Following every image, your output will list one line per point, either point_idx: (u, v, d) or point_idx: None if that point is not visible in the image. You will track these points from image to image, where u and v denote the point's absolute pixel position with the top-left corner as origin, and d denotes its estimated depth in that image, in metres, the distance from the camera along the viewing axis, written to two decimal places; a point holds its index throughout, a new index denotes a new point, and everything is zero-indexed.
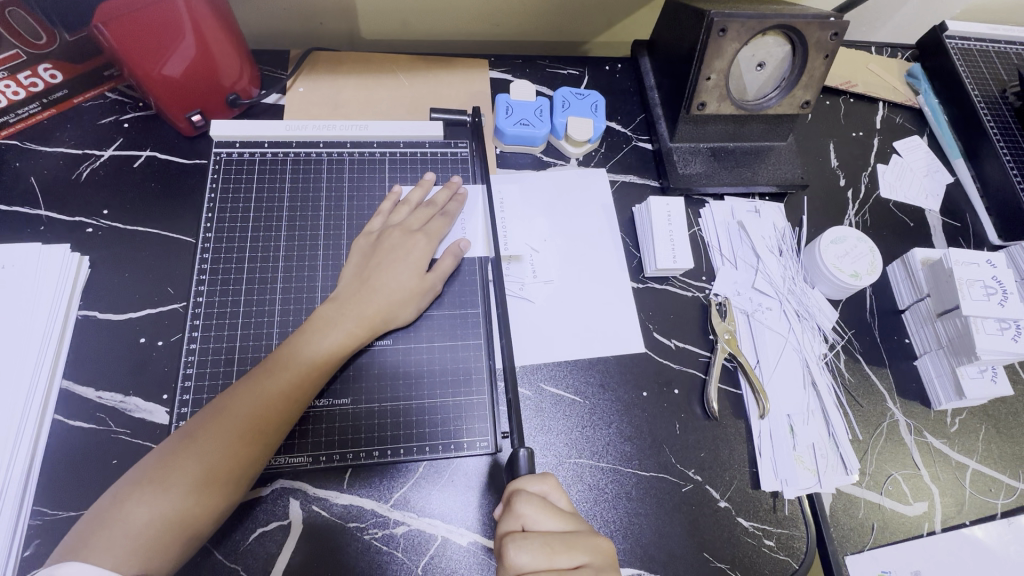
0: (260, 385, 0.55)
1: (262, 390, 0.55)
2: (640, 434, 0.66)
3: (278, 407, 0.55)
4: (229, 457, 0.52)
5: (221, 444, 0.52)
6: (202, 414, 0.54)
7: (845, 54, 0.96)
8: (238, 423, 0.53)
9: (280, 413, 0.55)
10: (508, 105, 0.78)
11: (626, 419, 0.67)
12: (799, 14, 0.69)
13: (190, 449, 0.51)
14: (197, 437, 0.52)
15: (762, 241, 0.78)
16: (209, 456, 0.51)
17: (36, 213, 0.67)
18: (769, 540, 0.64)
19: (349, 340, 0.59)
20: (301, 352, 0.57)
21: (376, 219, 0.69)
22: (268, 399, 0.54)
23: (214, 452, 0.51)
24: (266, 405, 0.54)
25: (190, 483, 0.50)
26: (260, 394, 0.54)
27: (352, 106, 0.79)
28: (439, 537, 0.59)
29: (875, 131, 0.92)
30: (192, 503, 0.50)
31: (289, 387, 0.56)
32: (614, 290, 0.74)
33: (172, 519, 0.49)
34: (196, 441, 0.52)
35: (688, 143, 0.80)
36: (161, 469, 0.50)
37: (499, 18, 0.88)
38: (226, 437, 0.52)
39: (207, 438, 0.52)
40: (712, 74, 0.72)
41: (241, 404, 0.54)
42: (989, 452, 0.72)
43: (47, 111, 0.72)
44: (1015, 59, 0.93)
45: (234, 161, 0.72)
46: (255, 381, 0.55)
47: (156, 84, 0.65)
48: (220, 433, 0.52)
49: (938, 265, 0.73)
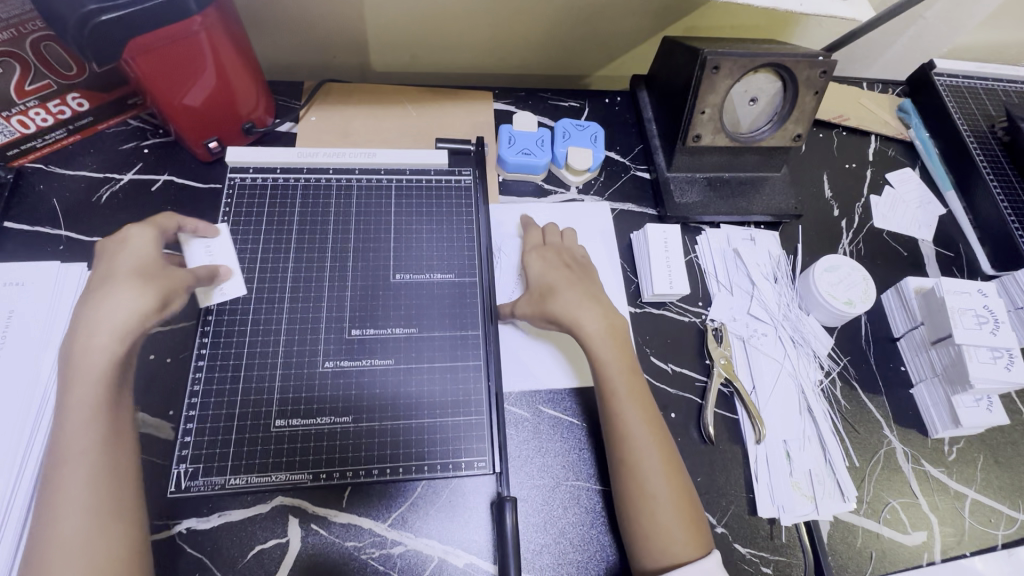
0: (88, 411, 0.54)
1: (73, 395, 0.54)
2: (588, 317, 0.68)
3: (91, 405, 0.54)
4: (113, 453, 0.53)
5: (100, 453, 0.53)
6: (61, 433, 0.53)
7: (838, 90, 1.00)
8: (88, 430, 0.53)
9: (97, 411, 0.55)
10: (511, 136, 0.81)
11: (568, 287, 0.70)
12: (789, 54, 0.72)
13: (77, 459, 0.52)
14: (72, 452, 0.52)
15: (757, 268, 0.80)
16: (92, 467, 0.52)
17: (56, 233, 0.70)
18: (766, 567, 0.64)
19: (140, 321, 0.59)
20: (105, 311, 0.57)
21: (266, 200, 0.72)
22: (84, 398, 0.54)
23: (101, 453, 0.53)
24: (86, 402, 0.54)
25: (92, 499, 0.51)
26: (74, 397, 0.54)
27: (361, 135, 0.83)
28: (436, 558, 0.59)
29: (868, 163, 0.94)
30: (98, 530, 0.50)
31: (99, 380, 0.56)
32: None
33: (94, 548, 0.49)
34: (82, 451, 0.52)
35: (685, 174, 0.83)
36: (46, 513, 0.50)
37: (504, 52, 0.92)
38: (96, 437, 0.53)
39: (93, 445, 0.53)
40: (706, 109, 0.75)
41: (78, 409, 0.54)
42: (988, 482, 0.72)
43: (72, 137, 0.75)
44: (1002, 96, 0.97)
45: (248, 185, 0.75)
46: (75, 393, 0.54)
47: (178, 112, 0.69)
48: (94, 435, 0.53)
49: (930, 294, 0.74)
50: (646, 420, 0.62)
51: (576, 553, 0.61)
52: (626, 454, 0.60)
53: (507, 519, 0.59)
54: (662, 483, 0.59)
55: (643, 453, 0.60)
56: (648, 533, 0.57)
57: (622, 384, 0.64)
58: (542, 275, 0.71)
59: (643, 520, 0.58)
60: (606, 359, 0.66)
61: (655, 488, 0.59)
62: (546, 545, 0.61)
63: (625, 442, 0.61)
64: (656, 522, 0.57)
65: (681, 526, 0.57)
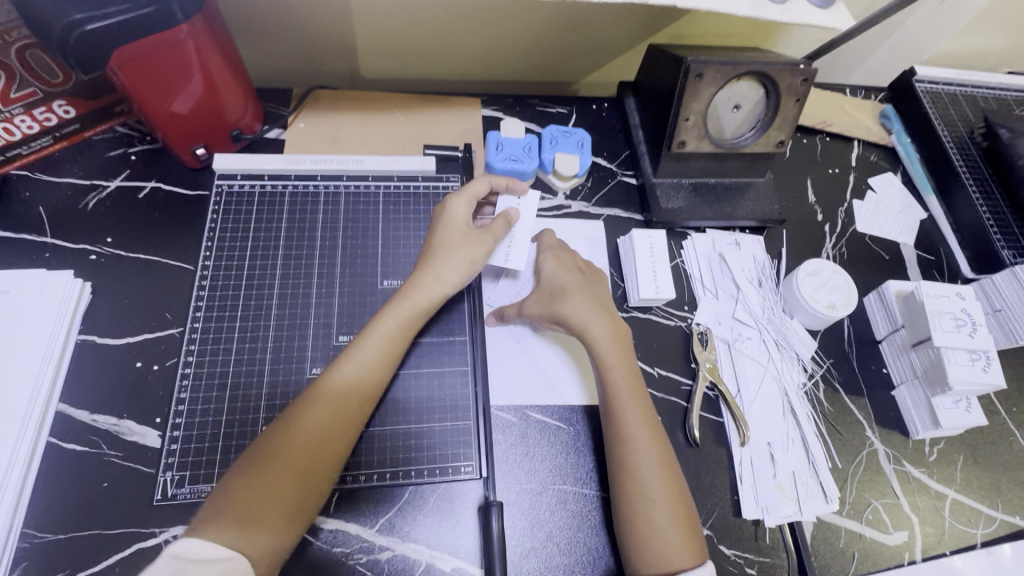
0: (338, 419, 0.56)
1: (314, 414, 0.55)
2: (597, 324, 0.68)
3: (343, 418, 0.56)
4: (315, 470, 0.53)
5: (303, 469, 0.53)
6: (262, 445, 0.53)
7: (822, 96, 1.01)
8: (314, 443, 0.54)
9: (346, 428, 0.56)
10: (499, 142, 0.82)
11: (575, 292, 0.70)
12: (771, 62, 0.73)
13: (270, 474, 0.51)
14: (265, 465, 0.52)
15: (742, 272, 0.81)
16: (297, 479, 0.52)
17: (42, 240, 0.70)
18: (750, 568, 0.65)
19: (399, 332, 0.62)
20: (444, 276, 0.64)
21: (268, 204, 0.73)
22: (321, 417, 0.55)
23: (298, 468, 0.52)
24: (332, 422, 0.55)
25: (280, 506, 0.51)
26: (315, 415, 0.55)
27: (350, 142, 0.83)
28: (424, 563, 0.60)
29: (851, 168, 0.96)
30: (271, 527, 0.50)
31: (340, 405, 0.56)
32: None
33: (259, 542, 0.49)
34: (270, 466, 0.52)
35: (670, 179, 0.84)
36: (217, 508, 0.50)
37: (492, 59, 0.93)
38: (310, 453, 0.53)
39: (288, 460, 0.52)
40: (690, 116, 0.77)
41: (306, 423, 0.54)
42: (967, 481, 0.73)
43: (59, 144, 0.75)
44: (981, 102, 0.99)
45: (235, 192, 0.75)
46: (316, 402, 0.56)
47: (165, 120, 0.69)
48: (304, 451, 0.53)
49: (910, 297, 0.75)
50: (646, 426, 0.62)
51: (563, 556, 0.62)
52: (626, 458, 0.61)
53: (494, 523, 0.60)
54: (662, 487, 0.59)
55: (641, 458, 0.60)
56: (644, 538, 0.57)
57: (623, 390, 0.64)
58: (553, 278, 0.71)
59: (640, 525, 0.57)
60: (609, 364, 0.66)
61: (654, 493, 0.59)
62: (534, 549, 0.62)
63: (626, 446, 0.61)
64: (654, 527, 0.57)
65: (678, 532, 0.57)
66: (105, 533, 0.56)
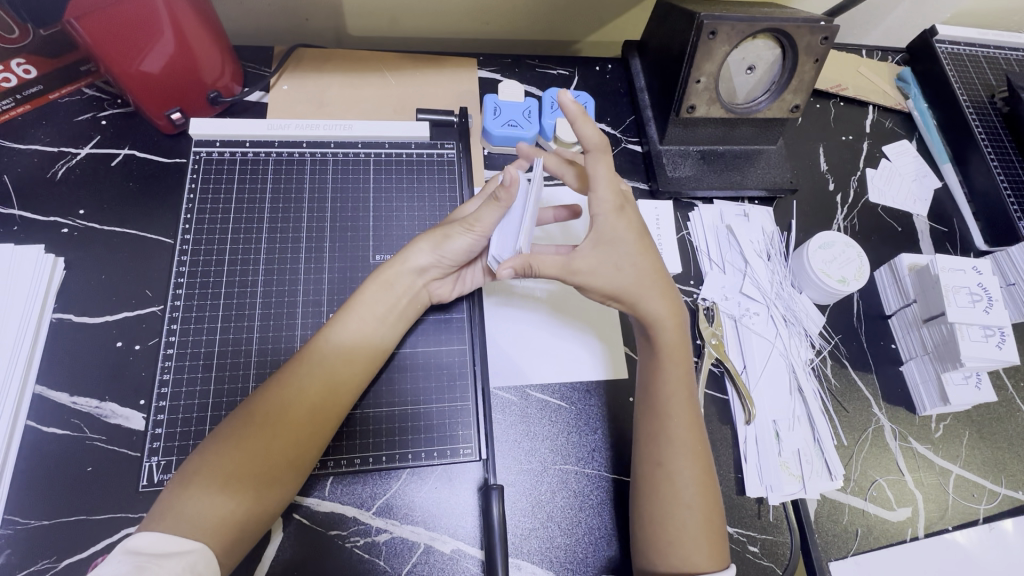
0: (325, 392, 0.55)
1: (302, 384, 0.54)
2: (653, 303, 0.62)
3: (329, 394, 0.55)
4: (295, 443, 0.53)
5: (280, 440, 0.52)
6: (245, 412, 0.53)
7: (837, 57, 0.96)
8: (295, 415, 0.53)
9: (333, 403, 0.55)
10: (496, 106, 0.77)
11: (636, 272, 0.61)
12: (790, 18, 0.68)
13: (249, 442, 0.51)
14: (244, 435, 0.52)
15: (750, 245, 0.78)
16: (269, 449, 0.51)
17: (8, 213, 0.66)
18: (753, 546, 0.64)
19: (381, 310, 0.60)
20: (423, 258, 0.61)
21: (299, 178, 0.71)
22: (310, 388, 0.54)
23: (275, 439, 0.52)
24: (315, 396, 0.54)
25: (254, 475, 0.51)
26: (301, 385, 0.54)
27: (337, 104, 0.78)
28: (423, 544, 0.58)
29: (865, 135, 0.91)
30: (244, 494, 0.50)
31: (326, 378, 0.55)
32: (597, 324, 0.71)
33: (229, 509, 0.49)
34: (247, 435, 0.51)
35: (678, 146, 0.80)
36: (192, 472, 0.50)
37: (488, 16, 0.86)
38: (291, 426, 0.53)
39: (264, 430, 0.52)
40: (701, 78, 0.72)
41: (291, 393, 0.54)
42: (972, 457, 0.72)
43: (21, 107, 0.70)
44: (1003, 64, 0.94)
45: (215, 160, 0.70)
46: (302, 370, 0.55)
47: (135, 80, 0.64)
48: (281, 422, 0.52)
49: (925, 271, 0.73)
50: (689, 421, 0.60)
51: (564, 536, 0.61)
52: (664, 459, 0.58)
53: (494, 507, 0.58)
54: (694, 491, 0.57)
55: (680, 461, 0.58)
56: (671, 538, 0.55)
57: (667, 387, 0.61)
58: (614, 245, 0.61)
59: (670, 532, 0.56)
60: (660, 349, 0.62)
61: (688, 499, 0.57)
62: (534, 529, 0.60)
63: (663, 446, 0.59)
64: (683, 531, 0.56)
65: (705, 536, 0.56)
66: (88, 518, 0.54)
